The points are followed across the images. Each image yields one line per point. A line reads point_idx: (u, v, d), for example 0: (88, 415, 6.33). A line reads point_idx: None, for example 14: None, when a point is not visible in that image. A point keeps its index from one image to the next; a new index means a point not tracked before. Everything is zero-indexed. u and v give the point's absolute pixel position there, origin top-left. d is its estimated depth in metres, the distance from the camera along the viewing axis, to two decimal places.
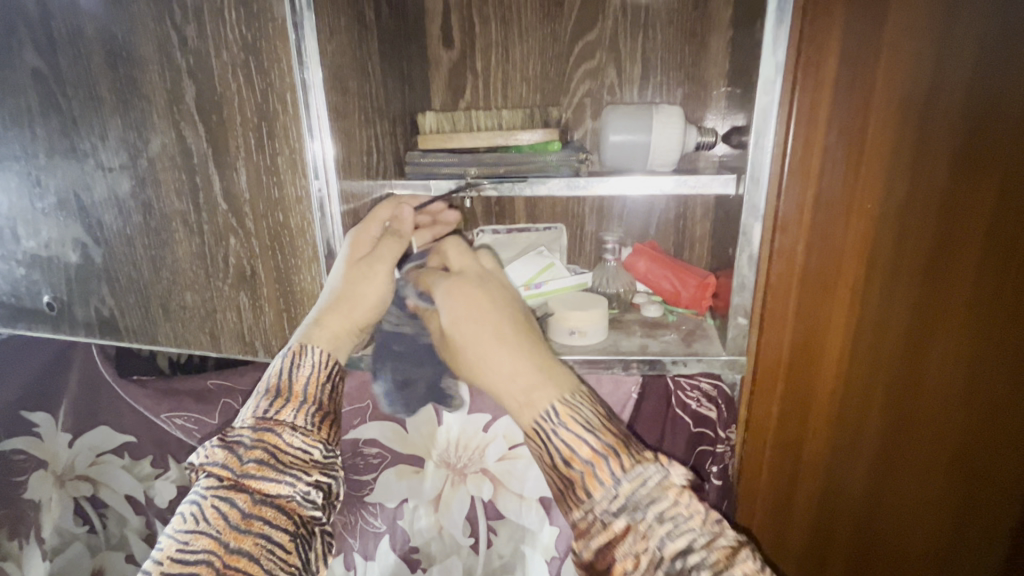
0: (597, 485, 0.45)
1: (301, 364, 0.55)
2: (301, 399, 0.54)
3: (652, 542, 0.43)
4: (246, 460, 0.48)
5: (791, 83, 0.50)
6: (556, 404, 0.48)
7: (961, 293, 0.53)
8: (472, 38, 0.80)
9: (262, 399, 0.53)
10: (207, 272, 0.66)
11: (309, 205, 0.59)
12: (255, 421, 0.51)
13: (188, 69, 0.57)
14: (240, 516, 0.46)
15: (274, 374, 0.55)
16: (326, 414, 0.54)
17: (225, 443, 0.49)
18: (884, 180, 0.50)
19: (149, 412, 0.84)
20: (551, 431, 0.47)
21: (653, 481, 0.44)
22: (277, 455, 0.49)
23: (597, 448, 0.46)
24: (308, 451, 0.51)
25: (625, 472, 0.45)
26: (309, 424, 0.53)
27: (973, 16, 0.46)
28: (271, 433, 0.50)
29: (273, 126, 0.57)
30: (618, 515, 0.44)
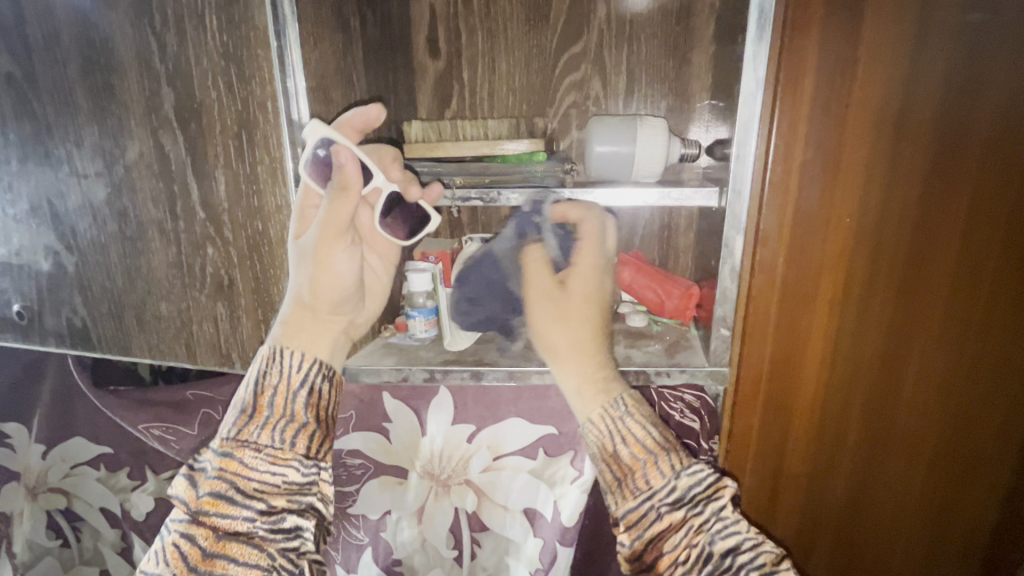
0: (659, 474, 0.48)
1: (269, 377, 0.52)
2: (267, 413, 0.50)
3: (698, 535, 0.46)
4: (202, 493, 0.47)
5: (771, 99, 0.50)
6: (625, 395, 0.53)
7: (936, 304, 0.54)
8: (458, 48, 0.80)
9: (231, 415, 0.50)
10: (185, 281, 0.64)
11: (289, 214, 0.58)
12: (220, 443, 0.49)
13: (168, 76, 0.57)
14: (199, 556, 0.46)
15: (244, 387, 0.52)
16: (304, 428, 0.52)
17: (191, 472, 0.49)
18: (860, 194, 0.51)
19: (126, 423, 0.82)
20: (620, 417, 0.52)
21: (706, 480, 0.48)
22: (239, 484, 0.48)
23: (659, 441, 0.50)
24: (276, 474, 0.49)
25: (682, 466, 0.49)
26: (276, 441, 0.50)
27: (943, 37, 0.47)
28: (235, 457, 0.48)
29: (253, 134, 0.56)
30: (675, 506, 0.47)
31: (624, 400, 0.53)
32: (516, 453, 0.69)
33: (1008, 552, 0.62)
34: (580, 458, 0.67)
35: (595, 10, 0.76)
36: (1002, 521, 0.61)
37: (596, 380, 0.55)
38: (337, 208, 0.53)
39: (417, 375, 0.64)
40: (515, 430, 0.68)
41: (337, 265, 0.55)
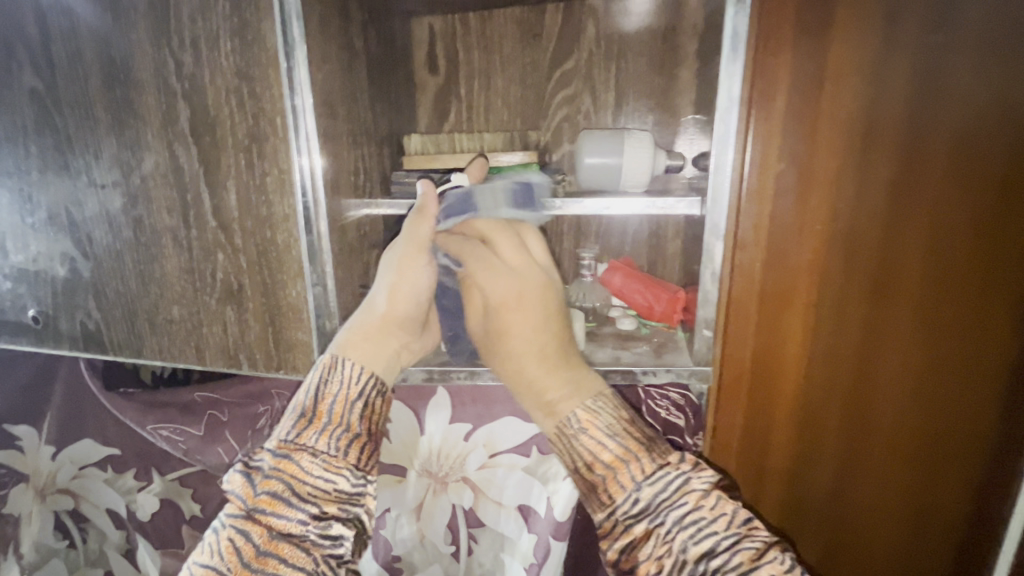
0: (619, 488, 0.48)
1: (334, 389, 0.55)
2: (325, 420, 0.54)
3: (669, 548, 0.45)
4: (259, 492, 0.50)
5: (745, 114, 0.54)
6: (578, 411, 0.52)
7: (905, 304, 0.57)
8: (456, 65, 0.84)
9: (292, 418, 0.54)
10: (195, 286, 0.68)
11: (296, 221, 0.61)
12: (279, 444, 0.52)
13: (183, 93, 0.61)
14: (253, 553, 0.48)
15: (305, 395, 0.55)
16: (353, 438, 0.54)
17: (246, 469, 0.51)
18: (831, 202, 0.55)
19: (134, 424, 0.85)
20: (574, 435, 0.52)
21: (673, 485, 0.47)
22: (294, 486, 0.50)
23: (617, 454, 0.49)
24: (329, 481, 0.51)
25: (644, 476, 0.48)
26: (331, 447, 0.53)
27: (904, 57, 0.51)
28: (291, 458, 0.51)
29: (263, 147, 0.60)
30: (639, 518, 0.47)
31: (576, 415, 0.52)
32: (510, 450, 0.72)
33: (981, 548, 0.64)
34: None
35: (585, 30, 0.80)
36: (976, 517, 0.63)
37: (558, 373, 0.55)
38: (416, 227, 0.59)
39: (415, 375, 0.66)
40: (510, 427, 0.71)
41: (414, 277, 0.59)
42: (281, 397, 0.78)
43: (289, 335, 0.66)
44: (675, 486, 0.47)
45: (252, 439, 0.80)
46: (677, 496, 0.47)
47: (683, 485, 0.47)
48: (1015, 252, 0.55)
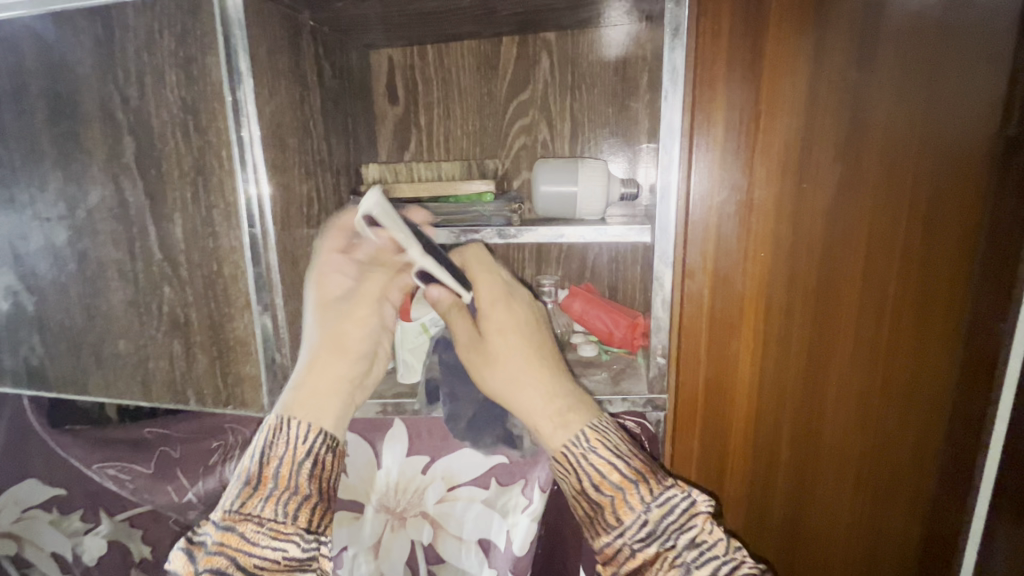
0: (627, 510, 0.47)
1: (275, 445, 0.49)
2: (270, 485, 0.48)
3: (667, 571, 0.45)
4: (202, 570, 0.45)
5: (687, 145, 0.55)
6: (587, 429, 0.51)
7: (849, 327, 0.58)
8: (415, 95, 0.86)
9: (234, 486, 0.48)
10: (141, 321, 0.66)
11: (242, 253, 0.61)
12: (223, 516, 0.46)
13: (129, 126, 0.60)
14: None
15: (247, 456, 0.50)
16: (296, 497, 0.48)
17: (189, 545, 0.46)
18: (772, 230, 0.56)
19: (80, 463, 0.81)
20: (582, 455, 0.50)
21: (662, 522, 0.47)
22: (241, 560, 0.45)
23: (626, 474, 0.48)
24: (277, 550, 0.46)
25: (653, 496, 0.47)
26: (280, 513, 0.47)
27: (833, 90, 0.53)
28: (235, 532, 0.46)
29: (209, 180, 0.59)
30: (648, 541, 0.46)
31: (585, 434, 0.50)
32: (469, 483, 0.69)
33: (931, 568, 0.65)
34: (531, 487, 0.67)
35: (540, 62, 0.82)
36: (926, 536, 0.64)
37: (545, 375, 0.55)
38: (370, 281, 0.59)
39: (371, 408, 0.67)
40: (469, 460, 0.69)
41: (362, 318, 0.58)
42: (236, 432, 0.74)
43: (237, 369, 0.64)
44: (685, 511, 0.47)
45: (204, 477, 0.77)
46: (669, 526, 0.46)
47: (669, 505, 0.47)
48: (948, 278, 0.57)
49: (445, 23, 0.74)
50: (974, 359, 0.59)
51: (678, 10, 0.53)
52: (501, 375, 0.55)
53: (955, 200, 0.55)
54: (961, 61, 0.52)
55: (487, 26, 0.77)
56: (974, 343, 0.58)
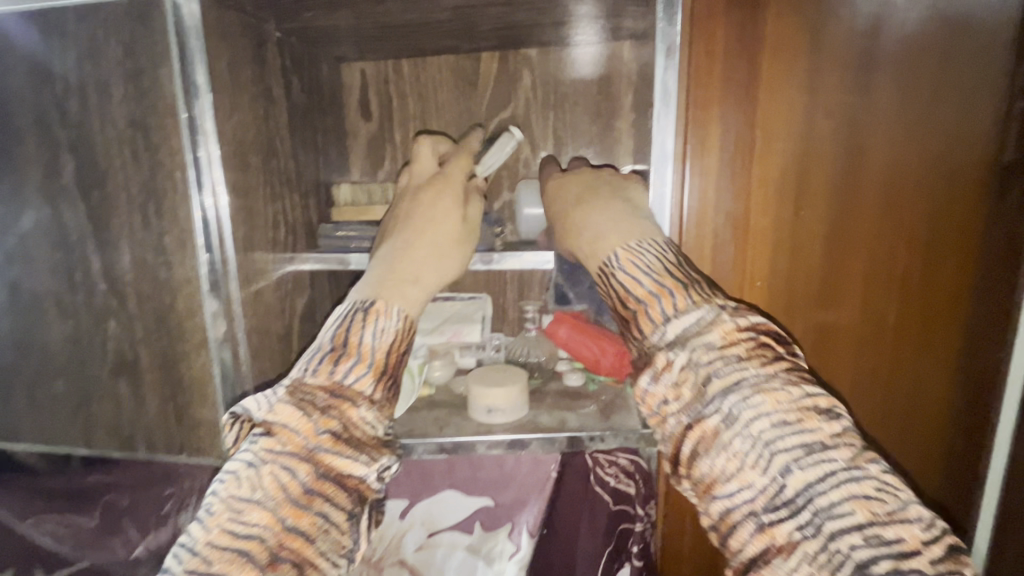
0: (648, 324, 0.44)
1: (380, 324, 0.48)
2: (370, 364, 0.47)
3: (736, 412, 0.38)
4: (320, 430, 0.43)
5: (681, 169, 0.52)
6: (619, 250, 0.47)
7: (846, 356, 0.56)
8: (390, 111, 0.82)
9: (324, 355, 0.46)
10: (82, 359, 0.59)
11: (199, 285, 0.55)
12: (330, 384, 0.45)
13: (69, 143, 0.54)
14: (301, 491, 0.41)
15: (335, 327, 0.49)
16: (390, 381, 0.48)
17: (296, 401, 0.44)
18: (769, 258, 0.54)
19: (9, 518, 0.72)
20: (611, 273, 0.47)
21: (704, 320, 0.42)
22: (351, 428, 0.44)
23: (650, 288, 0.45)
24: (373, 426, 0.45)
25: (681, 310, 0.43)
26: (378, 394, 0.47)
27: (830, 114, 0.51)
28: (349, 403, 0.45)
29: (161, 204, 0.53)
30: (670, 350, 0.42)
31: (616, 255, 0.47)
32: (452, 527, 0.63)
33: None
34: (519, 531, 0.61)
35: (521, 78, 0.79)
36: None
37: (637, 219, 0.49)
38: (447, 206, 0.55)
39: None
40: (452, 501, 0.65)
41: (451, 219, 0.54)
42: (187, 479, 0.67)
43: (193, 412, 0.58)
44: (755, 348, 0.41)
45: (156, 528, 0.69)
46: (763, 371, 0.40)
47: (752, 351, 0.41)
48: (946, 303, 0.56)
49: (422, 37, 0.71)
50: (969, 381, 0.59)
51: (671, 28, 0.50)
52: (585, 225, 0.50)
53: (953, 226, 0.54)
54: (956, 86, 0.51)
55: (466, 41, 0.73)
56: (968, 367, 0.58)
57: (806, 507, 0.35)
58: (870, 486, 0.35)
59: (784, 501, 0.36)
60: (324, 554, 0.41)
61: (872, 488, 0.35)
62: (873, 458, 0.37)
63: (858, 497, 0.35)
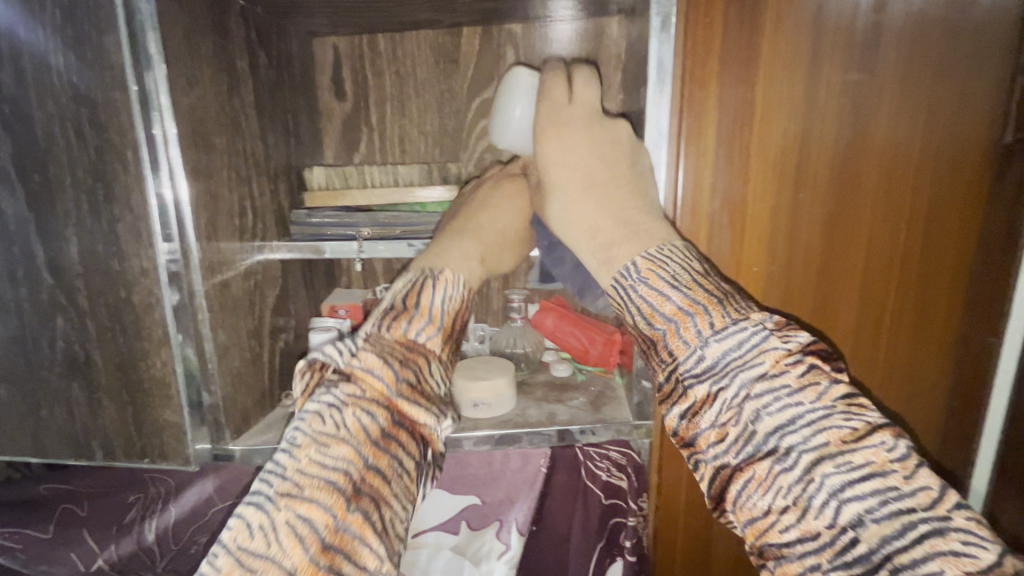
0: (681, 346, 0.41)
1: (448, 288, 0.49)
2: (435, 322, 0.47)
3: (793, 453, 0.36)
4: (397, 383, 0.43)
5: (676, 151, 0.50)
6: (638, 260, 0.46)
7: (842, 343, 0.56)
8: (366, 91, 0.77)
9: (387, 315, 0.46)
10: (28, 360, 0.54)
11: (157, 278, 0.50)
12: (404, 340, 0.45)
13: (3, 121, 0.48)
14: (379, 433, 0.41)
15: (401, 288, 0.48)
16: (454, 342, 0.49)
17: (376, 352, 0.44)
18: (767, 243, 0.52)
19: None
20: (630, 287, 0.45)
21: (749, 344, 0.39)
22: (422, 382, 0.44)
23: (681, 305, 0.42)
24: (439, 384, 0.46)
25: (714, 331, 0.40)
26: (440, 351, 0.47)
27: (832, 95, 0.49)
28: (422, 358, 0.45)
29: (111, 188, 0.48)
30: (702, 379, 0.40)
31: (634, 266, 0.45)
32: (437, 527, 0.61)
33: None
34: (507, 530, 0.60)
35: (505, 56, 0.75)
36: None
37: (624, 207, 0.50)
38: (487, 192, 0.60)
39: None
40: (437, 501, 0.63)
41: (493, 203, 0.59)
42: (162, 480, 0.68)
43: (153, 416, 0.53)
44: (806, 377, 0.38)
45: (117, 539, 0.63)
46: (820, 405, 0.37)
47: (804, 381, 0.37)
48: (942, 292, 0.55)
49: (399, 10, 0.66)
50: (965, 371, 0.58)
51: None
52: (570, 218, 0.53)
53: (951, 213, 0.53)
54: (960, 67, 0.50)
55: (447, 15, 0.69)
56: (964, 357, 0.58)
57: (880, 561, 0.33)
58: (954, 539, 0.32)
59: (853, 553, 0.33)
60: (396, 496, 0.41)
61: (956, 540, 0.32)
62: (953, 502, 0.33)
63: (944, 552, 0.31)
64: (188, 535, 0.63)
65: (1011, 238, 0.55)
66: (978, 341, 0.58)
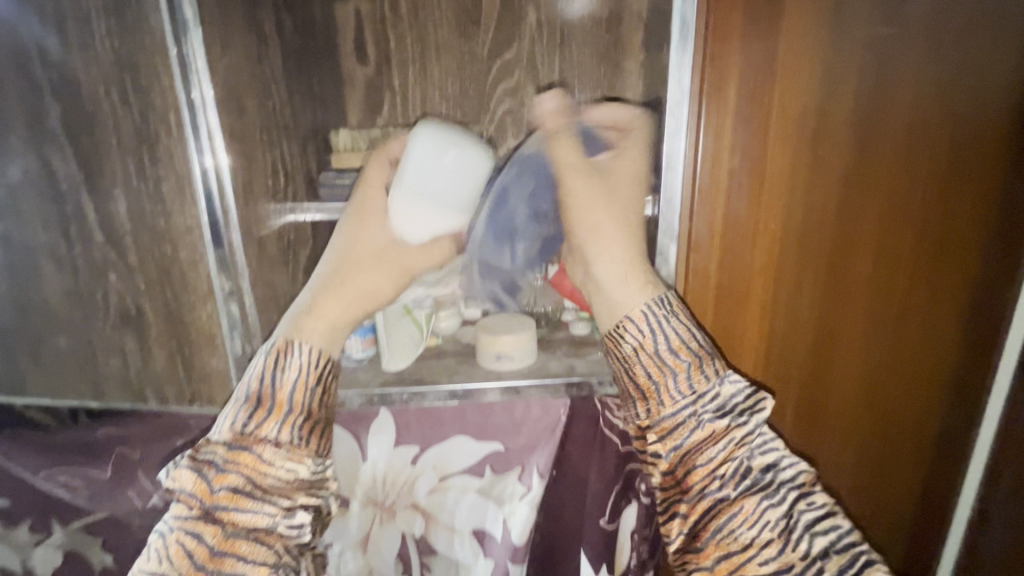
0: (704, 379, 0.45)
1: (290, 367, 0.48)
2: (284, 410, 0.47)
3: (781, 489, 0.42)
4: (217, 488, 0.45)
5: (697, 110, 0.51)
6: (669, 295, 0.48)
7: (858, 293, 0.58)
8: (387, 54, 0.78)
9: (240, 408, 0.46)
10: (84, 313, 0.58)
11: (201, 235, 0.53)
12: (233, 437, 0.46)
13: (52, 86, 0.51)
14: (207, 554, 0.44)
15: (253, 372, 0.48)
16: (307, 422, 0.47)
17: (195, 464, 0.45)
18: (785, 199, 0.53)
19: (23, 471, 0.73)
20: (664, 316, 0.47)
21: (749, 389, 0.46)
22: (255, 479, 0.45)
23: (706, 344, 0.47)
24: (290, 471, 0.46)
25: (726, 373, 0.46)
26: (294, 437, 0.47)
27: (857, 51, 0.50)
28: (248, 451, 0.45)
29: (155, 150, 0.51)
30: (716, 414, 0.44)
31: (666, 298, 0.48)
32: (462, 471, 0.65)
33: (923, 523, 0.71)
34: (528, 473, 0.65)
35: (526, 17, 0.75)
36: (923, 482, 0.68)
37: (636, 269, 0.50)
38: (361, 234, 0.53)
39: (352, 399, 0.61)
40: (461, 447, 0.65)
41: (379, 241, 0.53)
42: (198, 430, 0.67)
43: (201, 364, 0.58)
44: None
45: None
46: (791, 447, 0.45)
47: None
48: (954, 248, 0.58)
49: None
50: (971, 325, 0.62)
51: None
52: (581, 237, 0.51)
53: (965, 171, 0.55)
54: (981, 26, 0.51)
55: None
56: (971, 309, 0.61)
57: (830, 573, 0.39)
58: None
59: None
60: None
61: None
62: None
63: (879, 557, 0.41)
64: None
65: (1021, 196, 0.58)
66: (983, 296, 0.61)
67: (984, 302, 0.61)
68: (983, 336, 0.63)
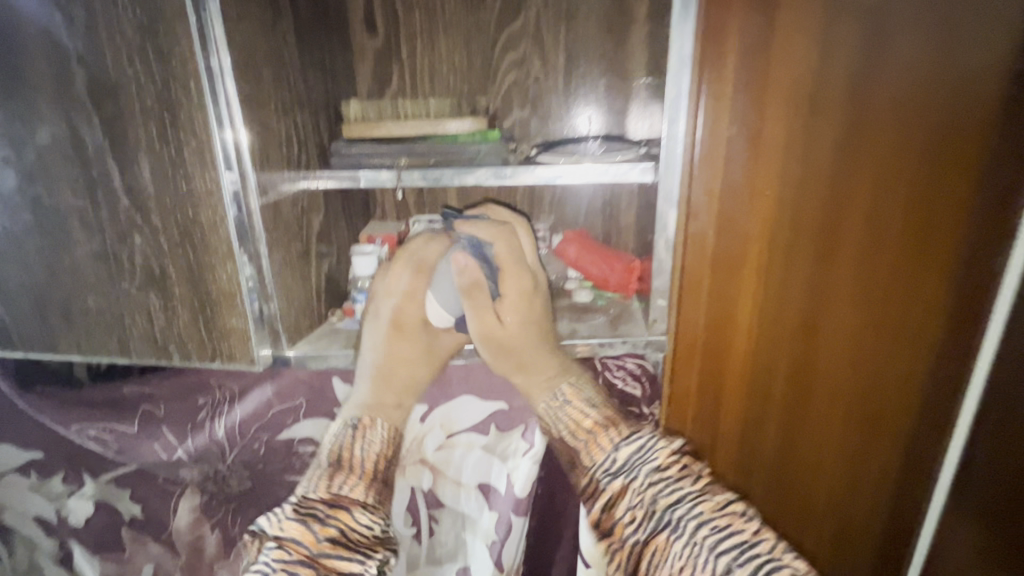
0: (599, 451, 0.57)
1: (367, 439, 0.61)
2: (364, 474, 0.60)
3: (680, 522, 0.51)
4: (321, 539, 0.54)
5: (697, 74, 0.53)
6: (564, 386, 0.62)
7: (853, 261, 0.59)
8: (396, 26, 0.79)
9: (329, 470, 0.59)
10: (111, 273, 0.61)
11: (220, 198, 0.56)
12: (330, 496, 0.56)
13: (79, 55, 0.53)
14: None
15: (335, 438, 0.61)
16: (379, 487, 0.60)
17: (298, 516, 0.55)
18: (780, 165, 0.55)
19: (57, 425, 0.78)
20: (562, 406, 0.61)
21: (644, 449, 0.56)
22: (346, 533, 0.55)
23: (597, 421, 0.59)
24: (369, 527, 0.56)
25: (620, 440, 0.57)
26: (374, 501, 0.59)
27: (854, 17, 0.51)
28: (345, 510, 0.56)
29: (176, 116, 0.53)
30: (615, 476, 0.55)
31: (562, 390, 0.62)
32: (468, 429, 0.69)
33: (903, 508, 0.70)
34: (531, 431, 0.67)
35: None
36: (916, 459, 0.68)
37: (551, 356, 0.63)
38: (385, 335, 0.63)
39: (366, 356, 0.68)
40: (467, 407, 0.68)
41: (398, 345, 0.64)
42: (222, 387, 0.72)
43: (221, 323, 0.61)
44: (682, 469, 0.55)
45: (193, 434, 0.74)
46: (692, 488, 0.53)
47: (682, 471, 0.54)
48: (945, 231, 0.58)
49: None
50: (962, 312, 0.61)
51: None
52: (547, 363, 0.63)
53: (958, 153, 0.56)
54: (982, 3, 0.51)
55: None
56: (961, 294, 0.61)
57: None
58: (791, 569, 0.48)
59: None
60: None
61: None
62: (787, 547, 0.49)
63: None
64: (250, 434, 0.73)
65: (1012, 182, 0.58)
66: (977, 280, 0.60)
67: (978, 286, 0.60)
68: (975, 321, 0.62)
